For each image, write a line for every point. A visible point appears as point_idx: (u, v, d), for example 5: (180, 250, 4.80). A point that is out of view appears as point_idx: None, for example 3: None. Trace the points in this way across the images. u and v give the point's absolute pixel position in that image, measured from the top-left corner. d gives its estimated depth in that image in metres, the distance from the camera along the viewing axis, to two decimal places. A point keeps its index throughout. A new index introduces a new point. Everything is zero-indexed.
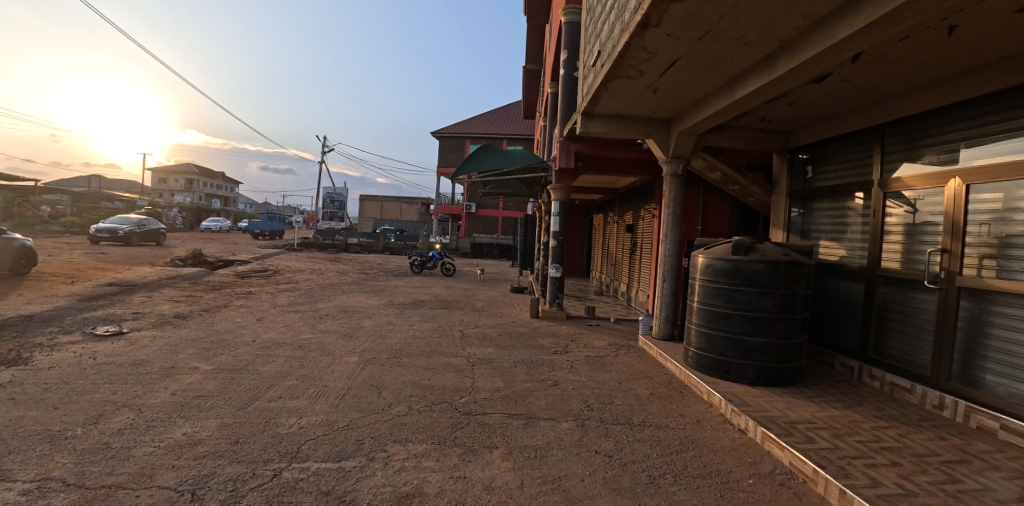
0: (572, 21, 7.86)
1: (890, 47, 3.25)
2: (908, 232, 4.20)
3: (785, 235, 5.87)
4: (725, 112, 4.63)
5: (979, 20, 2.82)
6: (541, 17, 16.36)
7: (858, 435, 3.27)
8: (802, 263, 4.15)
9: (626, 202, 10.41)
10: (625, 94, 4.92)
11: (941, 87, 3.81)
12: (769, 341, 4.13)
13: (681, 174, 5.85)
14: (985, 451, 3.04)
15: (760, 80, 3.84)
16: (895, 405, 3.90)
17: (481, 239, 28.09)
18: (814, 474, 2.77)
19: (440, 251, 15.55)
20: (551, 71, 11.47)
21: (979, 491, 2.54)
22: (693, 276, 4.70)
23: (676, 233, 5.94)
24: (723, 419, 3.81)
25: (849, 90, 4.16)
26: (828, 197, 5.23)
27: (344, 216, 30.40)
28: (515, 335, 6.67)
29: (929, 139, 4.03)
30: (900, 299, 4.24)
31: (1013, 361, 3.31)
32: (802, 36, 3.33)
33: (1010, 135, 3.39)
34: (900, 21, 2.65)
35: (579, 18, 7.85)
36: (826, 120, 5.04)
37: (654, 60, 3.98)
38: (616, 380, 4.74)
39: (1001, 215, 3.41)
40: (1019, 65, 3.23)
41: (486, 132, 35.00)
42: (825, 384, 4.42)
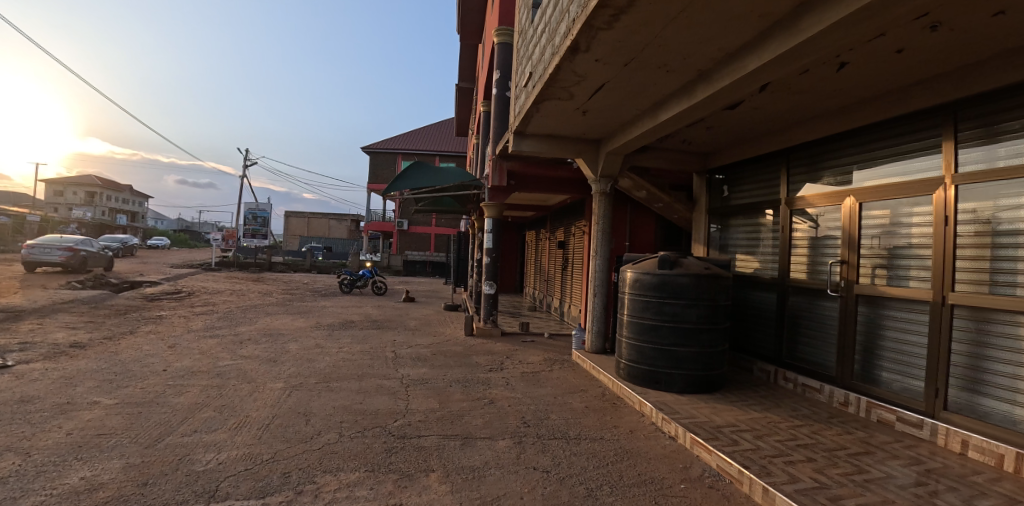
0: (503, 42, 8.07)
1: (793, 79, 3.57)
2: (812, 245, 4.61)
3: (706, 249, 6.21)
4: (648, 135, 4.89)
5: (864, 58, 3.18)
6: (474, 37, 16.68)
7: (777, 435, 3.49)
8: (721, 276, 4.40)
9: (557, 218, 10.64)
10: (556, 115, 5.04)
11: (833, 118, 4.25)
12: (695, 350, 4.33)
13: (610, 192, 6.05)
14: (887, 442, 3.35)
15: (678, 105, 4.10)
16: (807, 404, 4.21)
17: (413, 257, 27.85)
18: (739, 475, 2.99)
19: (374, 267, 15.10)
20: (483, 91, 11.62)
21: (882, 479, 2.85)
22: (622, 290, 4.84)
23: (607, 248, 6.10)
24: (654, 427, 3.91)
25: (757, 117, 4.52)
26: (744, 214, 5.62)
27: (269, 233, 28.57)
28: (450, 354, 6.54)
29: (828, 162, 4.45)
30: (809, 307, 4.60)
31: (904, 358, 3.68)
32: (716, 67, 3.60)
33: (898, 157, 3.81)
34: (803, 53, 2.96)
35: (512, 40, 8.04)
36: (737, 144, 5.46)
37: (582, 83, 4.12)
38: (551, 394, 4.79)
39: (890, 229, 3.84)
40: (896, 100, 3.68)
41: (426, 147, 34.73)
42: (746, 388, 4.67)
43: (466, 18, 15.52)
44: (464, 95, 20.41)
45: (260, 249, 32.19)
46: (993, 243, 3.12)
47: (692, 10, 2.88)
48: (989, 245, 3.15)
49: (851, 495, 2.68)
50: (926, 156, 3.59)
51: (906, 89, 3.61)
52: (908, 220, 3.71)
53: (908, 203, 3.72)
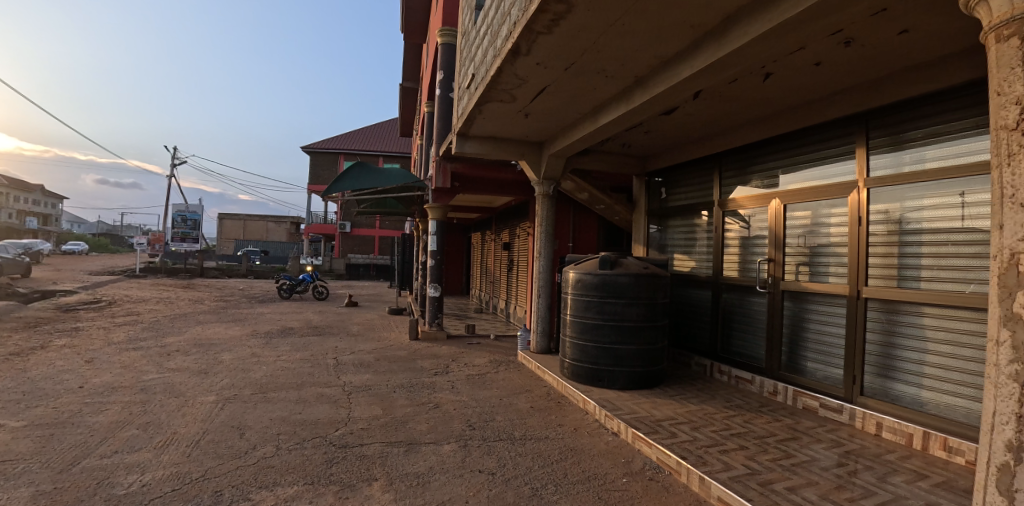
0: (447, 43, 8.05)
1: (724, 88, 3.78)
2: (742, 244, 4.90)
3: (646, 249, 6.44)
4: (588, 139, 5.02)
5: (785, 69, 3.41)
6: (417, 37, 16.47)
7: (712, 425, 3.67)
8: (659, 275, 4.58)
9: (502, 220, 10.71)
10: (499, 117, 5.06)
11: (760, 125, 4.53)
12: (636, 347, 4.49)
13: (553, 194, 6.15)
14: (811, 427, 3.61)
15: (617, 110, 4.23)
16: (740, 395, 4.45)
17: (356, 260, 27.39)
18: (678, 466, 3.13)
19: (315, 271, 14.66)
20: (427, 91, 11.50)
21: (806, 463, 3.07)
22: (565, 290, 4.93)
23: (550, 250, 6.18)
24: (597, 424, 4.02)
25: (691, 123, 4.75)
26: (680, 216, 5.88)
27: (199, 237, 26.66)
28: (394, 359, 6.42)
29: (756, 166, 4.76)
30: (741, 303, 4.88)
31: (824, 347, 3.99)
32: (651, 74, 3.76)
33: (817, 163, 4.13)
34: (732, 63, 3.15)
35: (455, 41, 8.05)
36: (674, 149, 5.72)
37: (524, 86, 4.17)
38: (498, 395, 4.81)
39: (812, 228, 4.14)
40: (814, 110, 3.99)
41: (374, 148, 33.94)
42: (685, 382, 4.88)
43: (410, 17, 15.30)
44: (409, 96, 20.10)
45: (190, 254, 29.87)
46: (900, 241, 3.45)
47: (629, 17, 2.99)
48: (897, 243, 3.48)
49: (780, 479, 2.89)
50: (841, 162, 3.92)
51: (823, 99, 3.91)
52: (827, 221, 4.02)
53: (827, 204, 4.03)
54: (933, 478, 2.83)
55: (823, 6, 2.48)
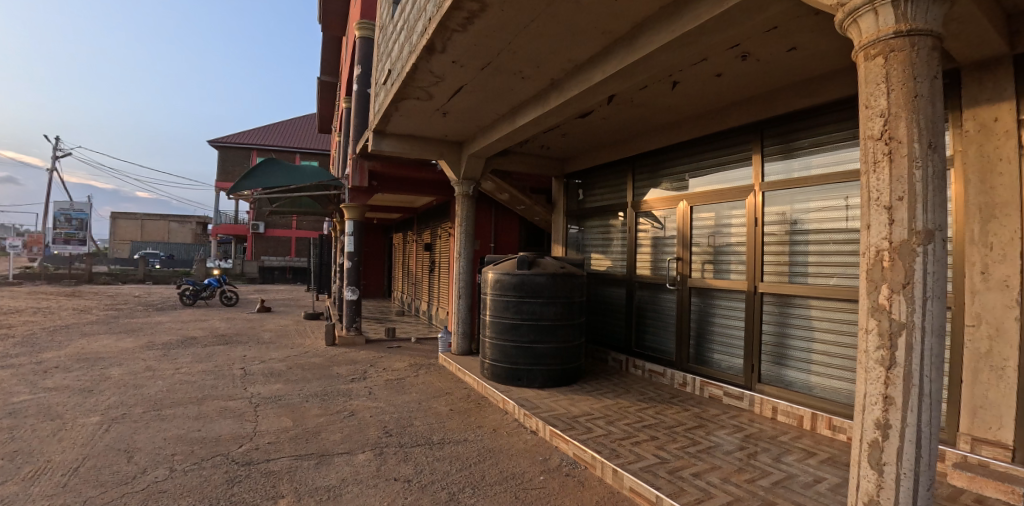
0: (365, 36, 7.79)
1: (635, 94, 3.93)
2: (654, 244, 5.13)
3: (564, 249, 6.55)
4: (507, 139, 5.05)
5: (690, 79, 3.61)
6: (336, 29, 15.75)
7: (626, 418, 3.81)
8: (575, 274, 4.71)
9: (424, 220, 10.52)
10: (417, 115, 4.94)
11: (669, 130, 4.78)
12: (553, 345, 4.58)
13: (472, 194, 6.06)
14: (716, 414, 3.85)
15: (534, 112, 4.27)
16: (653, 387, 4.66)
17: (271, 264, 26.28)
18: (593, 460, 3.21)
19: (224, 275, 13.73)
20: (347, 85, 11.03)
21: (710, 448, 3.26)
22: (485, 292, 4.92)
23: (469, 250, 6.09)
24: (517, 423, 4.04)
25: (606, 127, 4.91)
26: (598, 216, 6.04)
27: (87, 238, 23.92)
28: (308, 367, 6.12)
29: (666, 170, 4.99)
30: (652, 299, 5.12)
31: (728, 339, 4.26)
32: (566, 77, 3.84)
33: (720, 167, 4.41)
34: (641, 70, 3.28)
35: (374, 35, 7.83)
36: (590, 151, 5.89)
37: (441, 84, 4.11)
38: (416, 399, 4.71)
39: (717, 228, 4.41)
40: (716, 118, 4.26)
41: (299, 144, 32.29)
42: (601, 378, 5.04)
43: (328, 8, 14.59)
44: (329, 90, 19.21)
45: (78, 258, 26.58)
46: (792, 242, 3.76)
47: (542, 20, 3.03)
48: (788, 242, 3.79)
49: (686, 465, 3.04)
50: (740, 167, 4.22)
51: (725, 108, 4.18)
52: (729, 221, 4.31)
53: (729, 206, 4.32)
54: (820, 455, 3.12)
55: (720, 20, 2.64)
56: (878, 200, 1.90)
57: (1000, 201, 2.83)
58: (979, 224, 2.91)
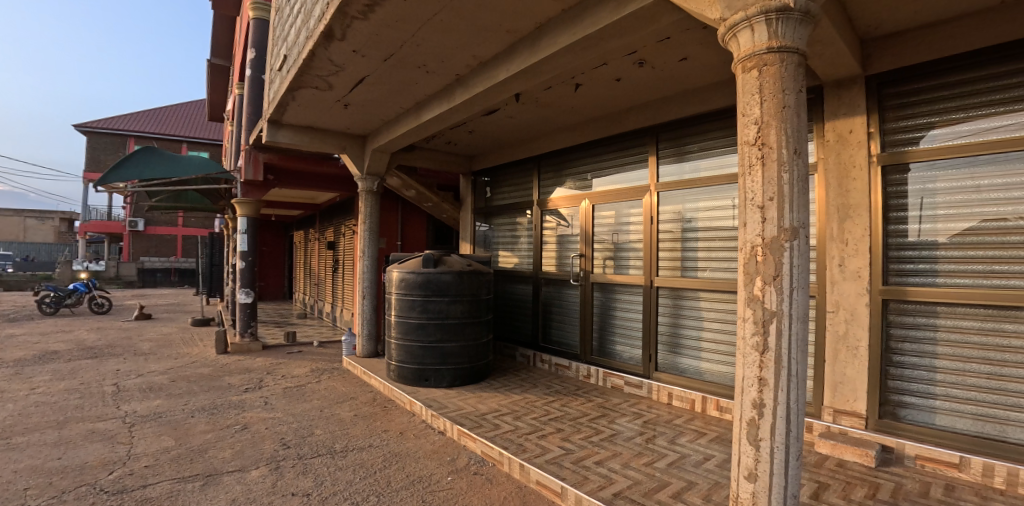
0: (260, 19, 7.30)
1: (539, 94, 4.00)
2: (558, 241, 5.30)
3: (473, 247, 6.58)
4: (413, 135, 4.94)
5: (590, 82, 3.74)
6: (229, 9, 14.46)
7: (533, 413, 3.89)
8: (482, 272, 4.76)
9: (328, 216, 10.03)
10: (316, 106, 4.66)
11: (573, 131, 4.93)
12: (460, 344, 4.58)
13: (377, 191, 5.81)
14: (617, 403, 4.05)
15: (440, 108, 4.20)
16: (559, 381, 4.80)
17: (151, 264, 24.05)
18: (500, 456, 3.24)
19: (93, 279, 12.54)
20: (241, 69, 10.15)
21: (610, 436, 3.41)
22: (389, 291, 4.80)
23: (373, 249, 5.79)
24: (424, 424, 3.99)
25: (512, 125, 4.96)
26: (505, 214, 6.11)
27: None
28: (195, 379, 5.61)
29: (569, 170, 5.17)
30: (558, 295, 5.29)
31: (627, 331, 4.50)
32: (472, 74, 3.82)
33: (619, 168, 4.63)
34: (545, 71, 3.35)
35: (269, 16, 7.35)
36: (497, 149, 5.94)
37: (342, 74, 3.91)
38: (316, 408, 4.49)
39: (618, 225, 4.63)
40: (615, 121, 4.46)
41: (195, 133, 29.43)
42: (509, 373, 5.11)
43: None
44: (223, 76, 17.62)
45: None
46: (684, 239, 4.04)
47: (446, 14, 2.96)
48: (680, 240, 4.07)
49: (588, 454, 3.16)
50: (637, 168, 4.46)
51: (623, 112, 4.39)
52: (628, 220, 4.54)
53: (628, 205, 4.55)
54: (709, 434, 3.38)
55: (616, 27, 2.74)
56: (753, 200, 2.07)
57: (853, 202, 3.20)
58: (837, 222, 3.27)
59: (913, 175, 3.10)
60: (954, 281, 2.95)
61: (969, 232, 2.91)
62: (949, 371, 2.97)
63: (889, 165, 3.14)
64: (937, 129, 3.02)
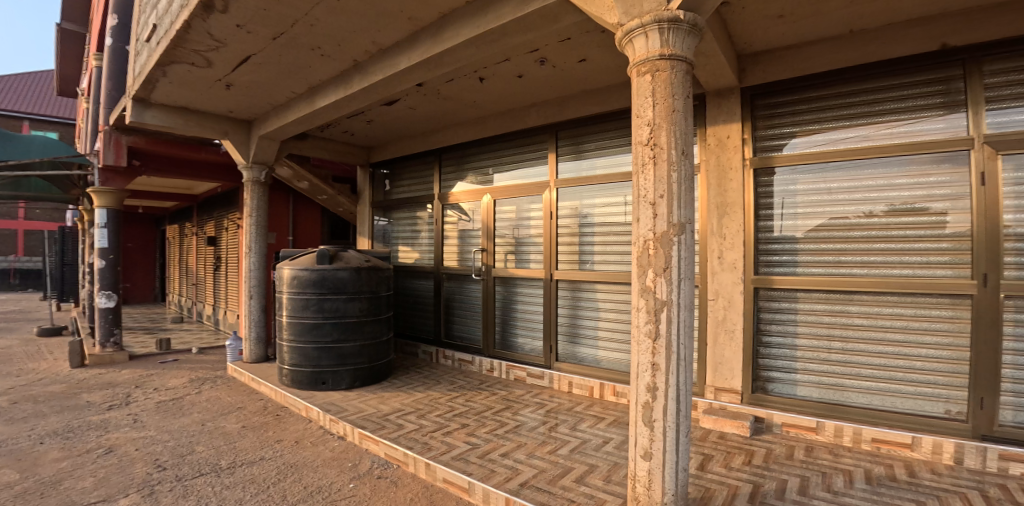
0: None
1: (442, 85, 3.93)
2: (459, 235, 5.29)
3: (370, 241, 6.36)
4: (307, 122, 4.62)
5: (493, 77, 3.75)
6: None
7: (437, 410, 3.83)
8: (381, 267, 4.62)
9: (207, 208, 9.04)
10: (191, 83, 4.16)
11: (476, 125, 4.93)
12: (360, 343, 4.41)
13: (264, 181, 5.41)
14: (520, 395, 4.13)
15: (337, 94, 3.96)
16: (462, 376, 4.79)
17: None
18: (405, 457, 3.13)
19: None
20: (98, 38, 8.78)
21: (515, 427, 3.47)
22: (280, 289, 4.49)
23: (261, 244, 5.37)
24: (323, 430, 3.77)
25: (413, 116, 4.83)
26: (405, 208, 5.98)
27: None
28: (41, 399, 4.77)
29: (470, 163, 5.18)
30: (459, 289, 5.28)
31: (528, 324, 4.62)
32: (371, 60, 3.65)
33: (519, 163, 4.72)
34: (448, 62, 3.29)
35: None
36: (398, 140, 5.77)
37: (223, 51, 3.52)
38: (197, 422, 4.03)
39: (519, 220, 4.72)
40: (516, 117, 4.54)
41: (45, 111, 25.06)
42: (412, 371, 5.01)
43: None
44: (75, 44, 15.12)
45: None
46: (581, 233, 4.22)
47: None
48: (577, 234, 4.25)
49: (494, 447, 3.17)
50: (537, 164, 4.58)
51: (524, 109, 4.48)
52: (529, 215, 4.63)
53: (528, 201, 4.65)
54: (607, 418, 3.57)
55: (517, 23, 2.76)
56: (645, 197, 2.20)
57: (730, 201, 3.54)
58: (717, 218, 3.59)
59: (778, 178, 3.50)
60: (809, 270, 3.38)
61: (819, 229, 3.36)
62: (807, 347, 3.39)
63: (759, 168, 3.53)
64: (797, 138, 3.43)
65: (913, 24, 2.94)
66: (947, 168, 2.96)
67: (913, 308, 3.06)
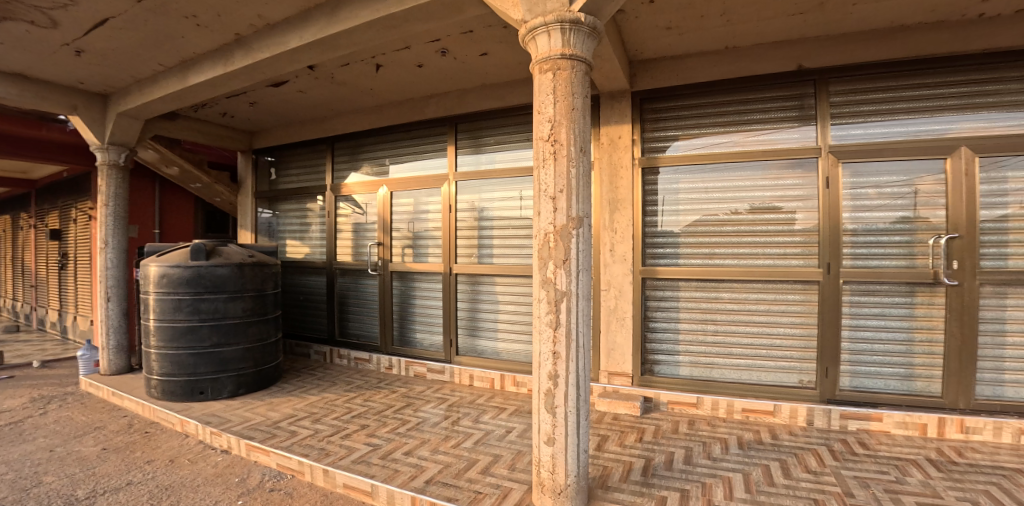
0: None
1: (336, 69, 3.71)
2: (354, 229, 5.08)
3: (254, 236, 5.87)
4: (179, 100, 4.11)
5: (392, 65, 3.62)
6: None
7: (333, 413, 3.64)
8: (267, 263, 4.29)
9: (49, 195, 7.67)
10: (25, 46, 3.50)
11: (373, 113, 4.72)
12: (243, 347, 4.07)
13: (122, 166, 4.75)
14: (421, 391, 4.08)
15: (216, 71, 3.57)
16: (359, 375, 4.60)
17: None
18: (300, 466, 2.93)
19: None
20: None
21: (417, 424, 3.41)
22: (146, 289, 3.99)
23: (119, 238, 4.73)
24: (203, 446, 3.41)
25: (304, 100, 4.52)
26: (293, 199, 5.60)
27: None
28: None
29: (364, 153, 4.98)
30: (354, 285, 5.07)
31: (428, 319, 4.57)
32: (256, 35, 3.34)
33: (418, 156, 4.63)
34: (344, 45, 3.11)
35: None
36: (285, 126, 5.37)
37: (68, 9, 3.00)
38: (42, 449, 3.43)
39: (416, 214, 4.64)
40: (415, 107, 4.43)
41: None
42: (304, 374, 4.70)
43: None
44: None
45: None
46: (480, 227, 4.26)
47: None
48: (476, 228, 4.28)
49: (396, 446, 3.09)
50: (435, 156, 4.52)
51: (424, 99, 4.39)
52: (426, 209, 4.58)
53: (426, 194, 4.58)
54: (509, 408, 3.65)
55: (415, 11, 2.69)
56: (546, 191, 2.23)
57: (620, 198, 3.76)
58: (609, 214, 3.80)
59: (662, 177, 3.78)
60: (689, 260, 3.70)
61: (695, 224, 3.69)
62: (688, 331, 3.71)
63: (646, 167, 3.79)
64: (680, 141, 3.72)
65: (773, 45, 3.35)
66: (799, 173, 3.43)
67: (773, 294, 3.49)
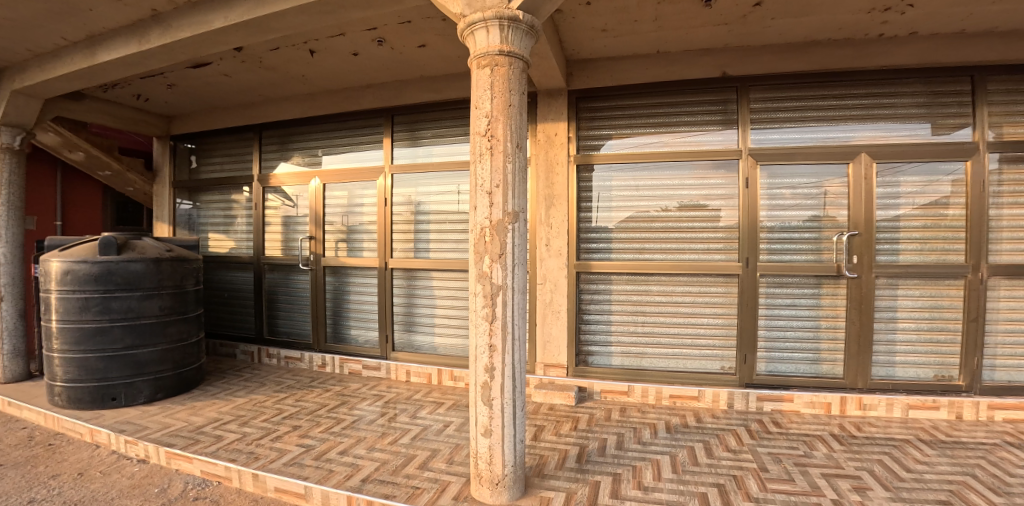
0: None
1: (266, 53, 3.53)
2: (284, 223, 4.86)
3: (172, 229, 5.46)
4: (85, 78, 3.74)
5: (327, 51, 3.49)
6: None
7: (263, 415, 3.49)
8: (187, 258, 4.02)
9: None
10: None
11: (305, 101, 4.52)
12: (161, 348, 3.80)
13: (20, 150, 4.24)
14: (356, 389, 3.99)
15: (129, 48, 3.28)
16: (290, 375, 4.42)
17: None
18: (228, 472, 2.79)
19: None
20: None
21: (353, 422, 3.35)
22: (45, 287, 3.62)
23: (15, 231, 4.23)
24: (116, 456, 3.15)
25: (229, 84, 4.25)
26: (216, 190, 5.26)
27: None
28: None
29: (295, 143, 4.77)
30: (284, 281, 4.86)
31: (364, 315, 4.48)
32: (175, 12, 3.10)
33: (353, 147, 4.50)
34: (275, 29, 2.97)
35: None
36: (206, 111, 5.02)
37: None
38: None
39: (349, 208, 4.52)
40: (352, 97, 4.30)
41: None
42: (228, 375, 4.45)
43: None
44: None
45: None
46: (417, 222, 4.22)
47: None
48: (412, 223, 4.24)
49: (331, 445, 3.02)
50: (371, 148, 4.41)
51: (360, 89, 4.27)
52: (361, 202, 4.47)
53: (361, 187, 4.47)
54: (446, 403, 3.66)
55: None
56: (483, 185, 2.26)
57: (557, 194, 3.87)
58: (545, 210, 3.89)
59: (597, 175, 3.92)
60: (621, 256, 3.88)
61: (627, 220, 3.87)
62: (620, 322, 3.89)
63: (582, 165, 3.91)
64: (613, 140, 3.88)
65: (700, 53, 3.57)
66: (721, 174, 3.69)
67: (697, 286, 3.74)
